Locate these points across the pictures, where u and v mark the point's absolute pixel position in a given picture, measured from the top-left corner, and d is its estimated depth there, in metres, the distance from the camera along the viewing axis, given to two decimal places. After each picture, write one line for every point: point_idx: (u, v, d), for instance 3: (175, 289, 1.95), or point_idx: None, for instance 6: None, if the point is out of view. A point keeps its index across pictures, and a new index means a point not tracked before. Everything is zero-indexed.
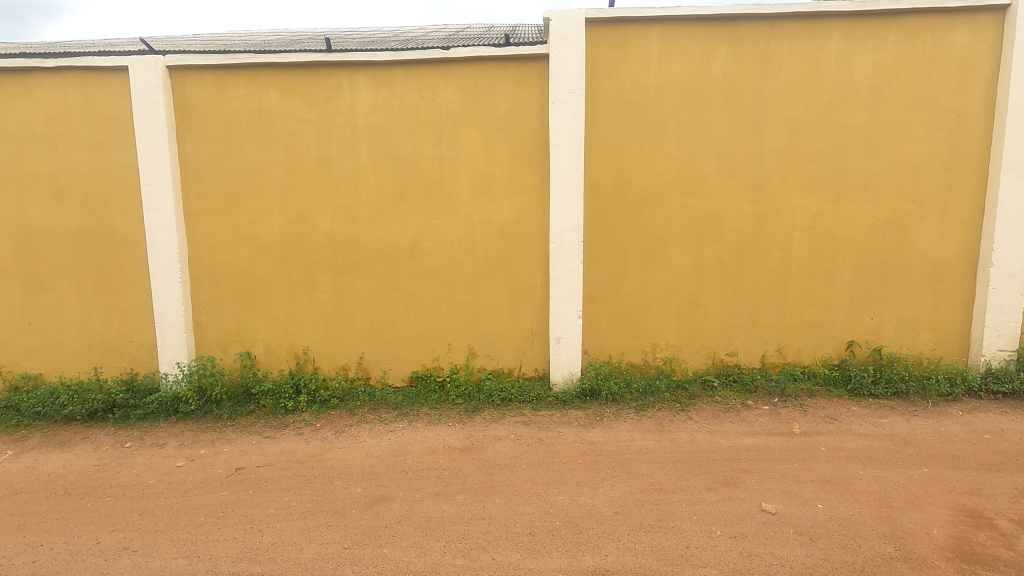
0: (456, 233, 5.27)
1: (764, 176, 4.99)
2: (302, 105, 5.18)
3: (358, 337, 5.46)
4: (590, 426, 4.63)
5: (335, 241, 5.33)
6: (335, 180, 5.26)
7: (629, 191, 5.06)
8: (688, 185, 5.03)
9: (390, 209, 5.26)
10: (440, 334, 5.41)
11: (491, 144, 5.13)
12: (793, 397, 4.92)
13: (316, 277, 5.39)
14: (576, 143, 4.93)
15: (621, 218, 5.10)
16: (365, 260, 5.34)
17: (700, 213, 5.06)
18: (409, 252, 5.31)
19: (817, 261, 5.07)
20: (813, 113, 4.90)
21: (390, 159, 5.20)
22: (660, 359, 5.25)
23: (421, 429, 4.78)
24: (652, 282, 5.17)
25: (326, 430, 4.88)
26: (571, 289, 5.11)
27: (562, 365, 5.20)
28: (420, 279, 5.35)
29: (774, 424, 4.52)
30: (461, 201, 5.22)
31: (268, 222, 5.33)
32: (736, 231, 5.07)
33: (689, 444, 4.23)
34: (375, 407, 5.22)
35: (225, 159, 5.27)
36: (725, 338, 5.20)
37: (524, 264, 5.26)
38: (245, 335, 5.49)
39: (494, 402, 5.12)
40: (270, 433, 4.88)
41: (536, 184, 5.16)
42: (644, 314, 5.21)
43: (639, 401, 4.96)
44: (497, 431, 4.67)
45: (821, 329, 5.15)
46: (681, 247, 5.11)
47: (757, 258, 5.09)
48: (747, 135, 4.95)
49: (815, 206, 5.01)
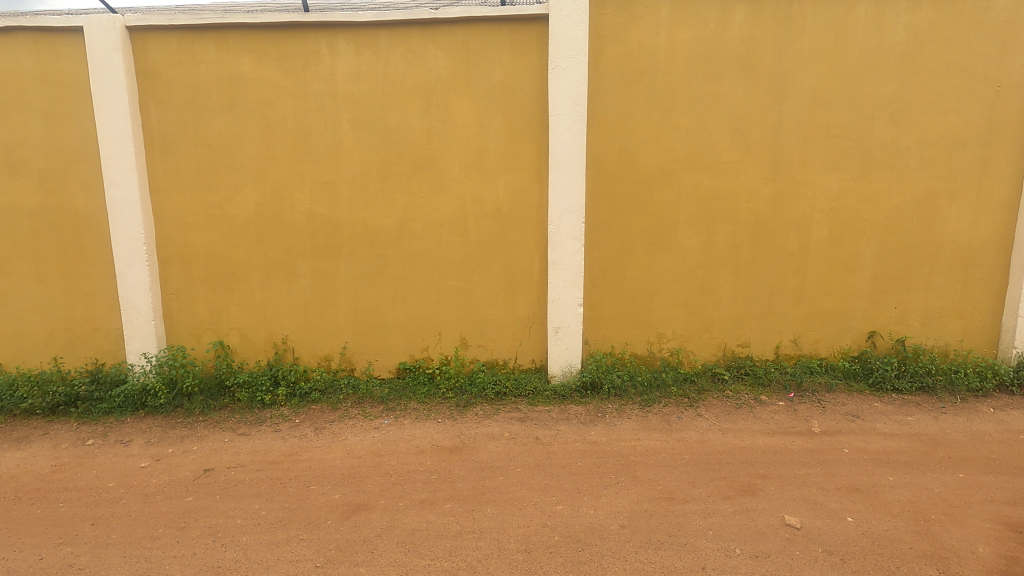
0: (447, 214, 4.85)
1: (783, 152, 4.57)
2: (276, 72, 4.71)
3: (342, 325, 5.06)
4: (591, 424, 4.27)
5: (316, 222, 4.91)
6: (315, 155, 4.81)
7: (636, 168, 4.64)
8: (700, 161, 4.61)
9: (375, 187, 4.83)
10: (430, 323, 5.02)
11: (485, 115, 4.69)
12: (810, 392, 4.55)
13: (296, 261, 4.98)
14: (578, 113, 4.49)
15: (627, 198, 4.68)
16: (348, 242, 4.92)
17: (713, 192, 4.65)
18: (396, 235, 4.90)
19: (838, 245, 4.68)
20: (838, 82, 4.46)
21: (374, 133, 4.76)
22: (666, 350, 4.88)
23: (408, 426, 4.41)
24: (659, 267, 4.77)
25: (305, 426, 4.51)
26: (571, 274, 4.71)
27: (560, 357, 4.82)
28: (408, 263, 4.94)
29: (791, 422, 4.16)
30: (452, 178, 4.79)
31: (242, 200, 4.90)
32: (751, 213, 4.66)
33: (700, 445, 3.88)
34: (360, 401, 4.85)
35: (193, 131, 4.82)
36: (737, 328, 4.83)
37: (520, 246, 4.85)
38: (220, 323, 5.09)
39: (487, 396, 4.75)
40: (244, 429, 4.51)
41: (533, 160, 4.74)
42: (650, 302, 4.83)
43: (644, 396, 4.59)
44: (490, 428, 4.30)
45: (840, 319, 4.77)
46: (691, 229, 4.71)
47: (773, 241, 4.69)
48: (765, 107, 4.52)
49: (838, 185, 4.60)
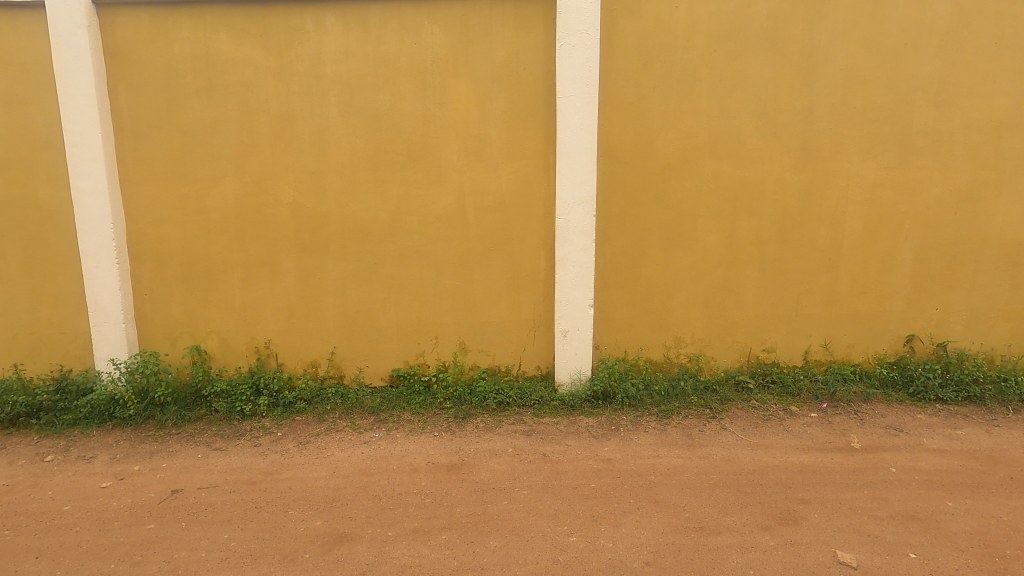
0: (444, 207, 4.43)
1: (814, 137, 4.16)
2: (257, 50, 4.29)
3: (329, 328, 4.64)
4: (604, 438, 3.85)
5: (301, 216, 4.49)
6: (300, 142, 4.40)
7: (651, 155, 4.23)
8: (721, 148, 4.20)
9: (366, 178, 4.42)
10: (426, 326, 4.59)
11: (485, 98, 4.28)
12: (844, 402, 4.13)
13: (280, 258, 4.56)
14: (589, 95, 4.08)
15: (642, 188, 4.27)
16: (336, 238, 4.51)
17: (736, 182, 4.23)
18: (388, 229, 4.48)
19: (874, 240, 4.26)
20: (875, 60, 4.05)
21: (365, 117, 4.34)
22: (684, 355, 4.46)
23: (401, 441, 3.99)
24: (677, 264, 4.36)
25: (288, 441, 4.09)
26: (580, 273, 4.29)
27: (568, 363, 4.40)
28: (401, 260, 4.52)
29: (826, 436, 3.74)
30: (451, 168, 4.38)
31: (221, 192, 4.49)
32: (778, 204, 4.25)
33: (727, 463, 3.46)
34: (348, 412, 4.42)
35: (167, 116, 4.41)
36: (762, 331, 4.41)
37: (525, 242, 4.44)
38: (197, 326, 4.66)
39: (489, 407, 4.33)
40: (221, 444, 4.09)
41: (539, 147, 4.32)
42: (667, 303, 4.41)
43: (661, 406, 4.17)
44: (492, 444, 3.88)
45: (875, 321, 4.35)
46: (713, 223, 4.29)
47: (802, 236, 4.28)
48: (795, 88, 4.11)
49: (874, 173, 4.18)
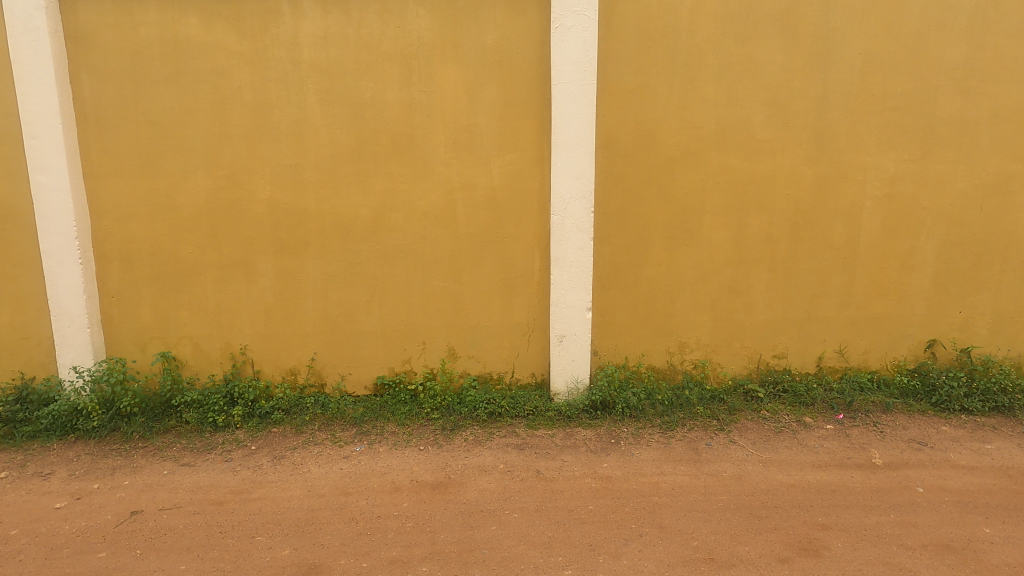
0: (432, 203, 4.13)
1: (829, 127, 3.86)
2: (229, 35, 3.99)
3: (309, 333, 4.34)
4: (603, 453, 3.56)
5: (278, 213, 4.19)
6: (276, 133, 4.09)
7: (654, 147, 3.93)
8: (729, 138, 3.90)
9: (347, 172, 4.12)
10: (412, 330, 4.29)
11: (475, 85, 3.98)
12: (862, 412, 3.83)
13: (255, 258, 4.26)
14: (586, 82, 3.78)
15: (644, 182, 3.97)
16: (316, 236, 4.20)
17: (745, 176, 3.93)
18: (372, 227, 4.18)
19: (893, 238, 3.96)
20: (895, 43, 3.75)
21: (346, 107, 4.04)
22: (689, 362, 4.16)
23: (384, 456, 3.69)
24: (681, 264, 4.06)
25: (262, 455, 3.79)
26: (577, 274, 4.00)
27: (564, 371, 4.10)
28: (386, 260, 4.21)
29: (845, 451, 3.45)
30: (438, 161, 4.08)
31: (192, 187, 4.18)
32: (790, 200, 3.95)
33: (738, 482, 3.17)
34: (329, 423, 4.12)
35: (134, 106, 4.10)
36: (773, 336, 4.11)
37: (518, 241, 4.14)
38: (167, 331, 4.35)
39: (479, 418, 4.03)
40: (189, 459, 3.79)
41: (533, 139, 4.03)
42: (671, 306, 4.11)
43: (664, 417, 3.87)
44: (482, 459, 3.59)
45: (894, 325, 4.06)
46: (720, 220, 3.99)
47: (816, 233, 3.98)
48: (808, 75, 3.81)
49: (894, 166, 3.89)
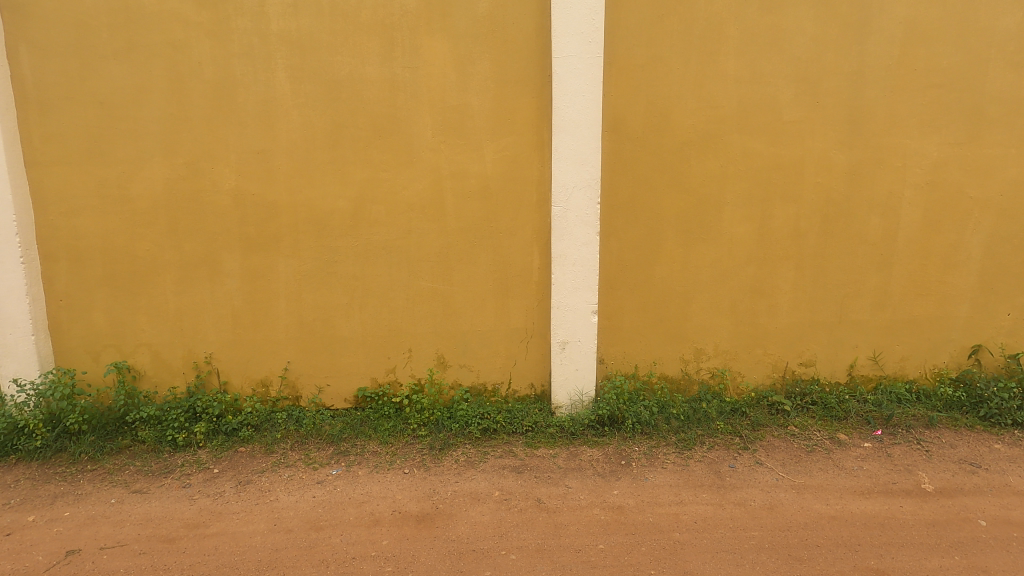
0: (418, 194, 3.68)
1: (865, 107, 3.43)
2: (187, 3, 3.52)
3: (282, 340, 3.88)
4: (613, 477, 3.13)
5: (245, 205, 3.72)
6: (241, 115, 3.63)
7: (668, 130, 3.49)
8: (753, 119, 3.46)
9: (323, 159, 3.66)
10: (397, 336, 3.84)
11: (466, 60, 3.53)
12: (902, 428, 3.41)
13: (221, 256, 3.79)
14: (593, 55, 3.33)
15: (656, 170, 3.53)
16: (288, 231, 3.75)
17: (770, 162, 3.50)
18: (351, 221, 3.72)
19: (935, 232, 3.54)
20: (940, 11, 3.32)
21: (321, 85, 3.58)
22: (706, 371, 3.73)
23: (363, 481, 3.25)
24: (697, 262, 3.62)
25: (225, 481, 3.35)
26: (582, 272, 3.55)
27: (567, 382, 3.66)
28: (367, 258, 3.76)
29: (888, 475, 3.03)
30: (425, 146, 3.63)
31: (147, 176, 3.71)
32: (820, 189, 3.52)
33: (770, 515, 2.74)
34: (303, 442, 3.67)
35: (80, 84, 3.61)
36: (799, 342, 3.68)
37: (515, 236, 3.70)
38: (123, 338, 3.88)
39: (472, 435, 3.58)
40: (141, 485, 3.34)
41: (531, 121, 3.58)
42: (686, 309, 3.67)
43: (680, 434, 3.44)
44: (475, 485, 3.15)
45: (935, 329, 3.64)
46: (741, 212, 3.56)
47: (849, 227, 3.55)
48: (842, 47, 3.37)
49: (937, 151, 3.46)
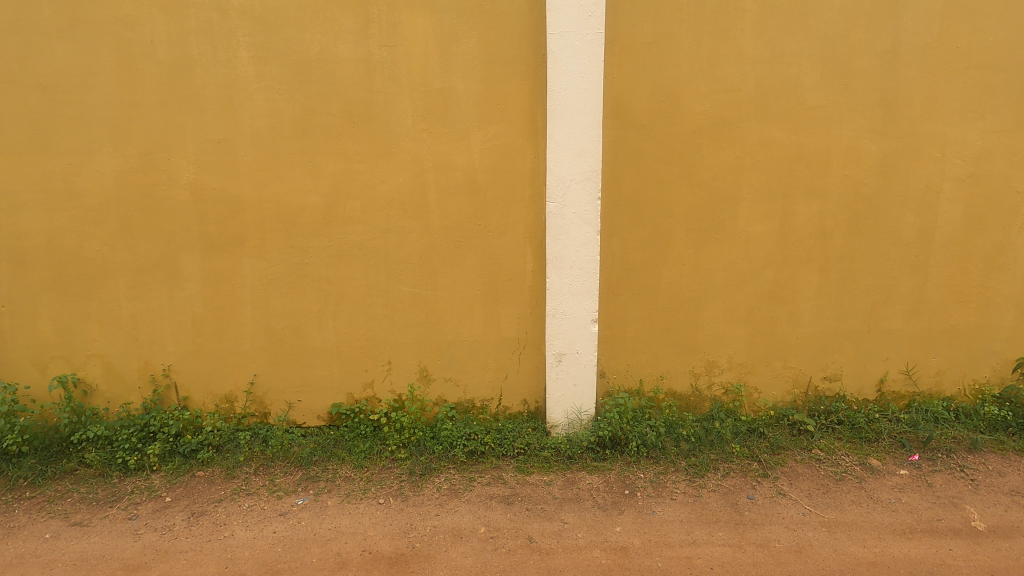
0: (398, 188, 3.30)
1: (900, 90, 3.04)
2: None
3: (248, 350, 3.49)
4: (616, 511, 2.74)
5: (206, 200, 3.34)
6: (200, 100, 3.24)
7: (677, 116, 3.10)
8: (773, 105, 3.07)
9: (292, 149, 3.28)
10: (376, 347, 3.46)
11: (451, 39, 3.14)
12: (941, 452, 3.03)
13: (179, 258, 3.40)
14: (593, 30, 2.94)
15: (664, 161, 3.14)
16: (253, 230, 3.36)
17: (793, 152, 3.11)
18: (323, 218, 3.34)
19: (976, 231, 3.16)
20: None
21: (288, 66, 3.20)
22: (719, 387, 3.35)
23: (332, 514, 2.87)
24: (710, 264, 3.24)
25: (178, 512, 2.96)
26: (581, 276, 3.16)
27: (564, 399, 3.27)
28: (341, 260, 3.38)
29: (932, 510, 2.64)
30: (405, 134, 3.24)
31: (95, 168, 3.30)
32: (848, 183, 3.13)
33: (799, 561, 2.35)
34: (269, 465, 3.29)
35: (17, 64, 3.20)
36: (824, 354, 3.30)
37: (506, 236, 3.32)
38: (71, 349, 3.47)
39: (457, 458, 3.20)
40: (82, 517, 2.95)
41: (524, 106, 3.20)
42: (697, 317, 3.29)
43: (690, 459, 3.06)
44: (458, 519, 2.76)
45: (975, 340, 3.26)
46: (760, 209, 3.17)
47: (880, 226, 3.17)
48: (875, 22, 2.99)
49: (980, 141, 3.08)
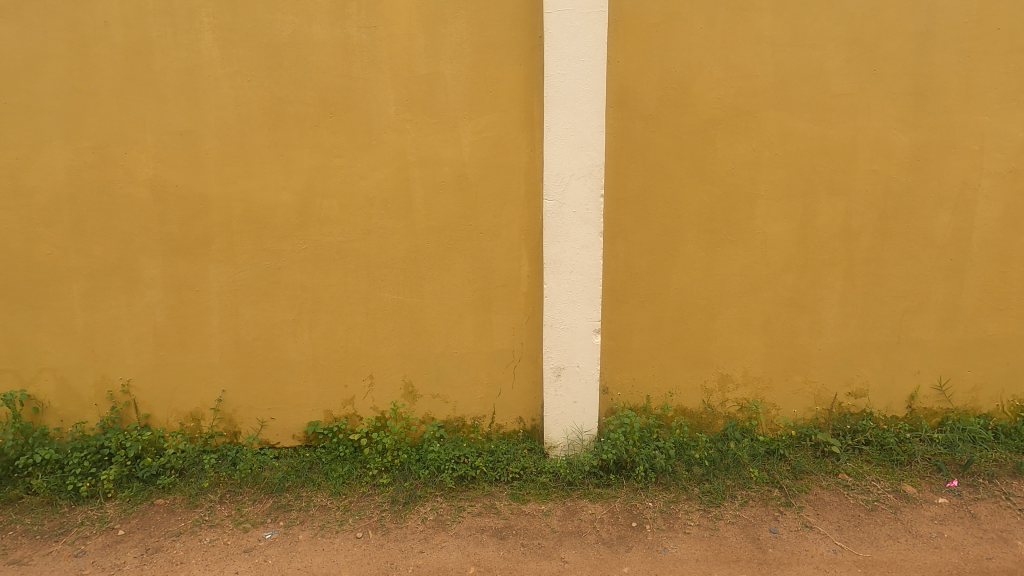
0: (380, 185, 2.99)
1: (934, 76, 2.75)
2: None
3: (215, 364, 3.17)
4: (622, 548, 2.44)
5: (169, 199, 3.02)
6: (161, 87, 2.93)
7: (688, 105, 2.80)
8: (794, 92, 2.78)
9: (262, 142, 2.96)
10: (356, 360, 3.14)
11: (438, 19, 2.84)
12: (982, 478, 2.73)
13: (138, 262, 3.08)
14: (595, 8, 2.64)
15: (673, 155, 2.84)
16: (221, 231, 3.04)
17: (816, 144, 2.82)
18: (297, 218, 3.02)
19: (1016, 231, 2.87)
20: None
21: (257, 49, 2.89)
22: (734, 403, 3.04)
23: (304, 551, 2.56)
24: (724, 269, 2.94)
25: (131, 548, 2.64)
26: (581, 282, 2.85)
27: (563, 418, 2.96)
28: (317, 264, 3.06)
29: (979, 547, 2.34)
30: (386, 125, 2.94)
31: (44, 163, 2.97)
32: (877, 178, 2.84)
33: None
34: (237, 492, 2.97)
35: None
36: (849, 367, 3.00)
37: (499, 237, 3.01)
38: (20, 362, 3.14)
39: (445, 484, 2.89)
40: (22, 554, 2.63)
41: (518, 95, 2.90)
42: (709, 327, 2.99)
43: (704, 486, 2.75)
44: (445, 559, 2.45)
45: (1014, 351, 2.97)
46: (780, 207, 2.87)
47: (911, 226, 2.88)
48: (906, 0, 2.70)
49: (1021, 132, 2.79)
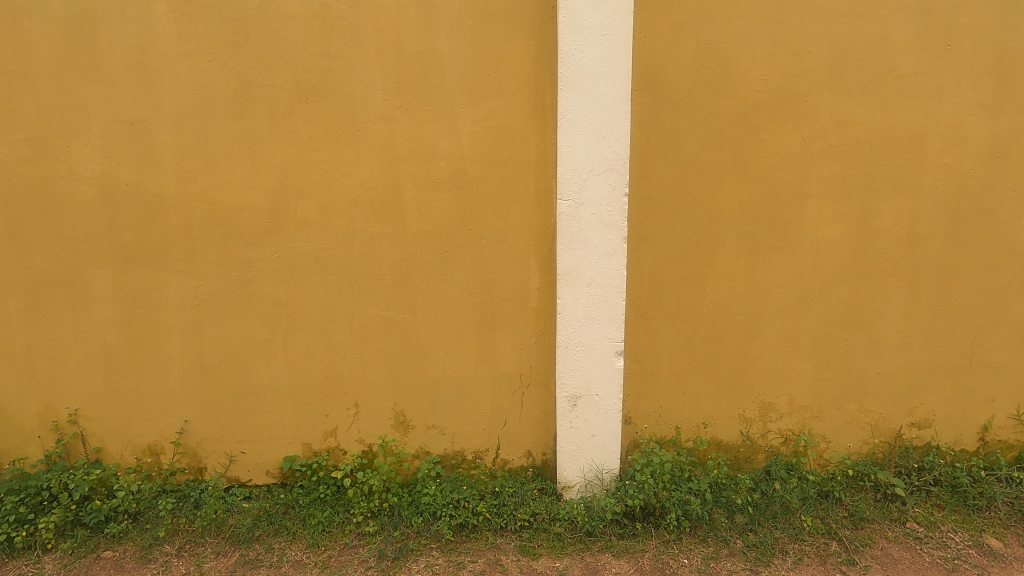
0: (365, 183, 2.56)
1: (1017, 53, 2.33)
2: None
3: (176, 391, 2.74)
4: None
5: (119, 200, 2.58)
6: (108, 69, 2.49)
7: (728, 88, 2.37)
8: (853, 72, 2.35)
9: (227, 133, 2.53)
10: (339, 386, 2.71)
11: None
12: None
13: (85, 273, 2.64)
14: None
15: (710, 147, 2.42)
16: (181, 237, 2.61)
17: (878, 134, 2.39)
18: (269, 222, 2.59)
19: None
20: None
21: (219, 24, 2.45)
22: (778, 436, 2.62)
23: None
24: (768, 280, 2.51)
25: None
26: (602, 297, 2.42)
27: (580, 455, 2.53)
28: (293, 276, 2.64)
29: None
30: (373, 113, 2.51)
31: None
32: (948, 174, 2.42)
33: None
34: (199, 543, 2.54)
35: None
36: (912, 394, 2.57)
37: (505, 244, 2.58)
38: None
39: (442, 535, 2.47)
40: None
41: (527, 77, 2.47)
42: (750, 348, 2.56)
43: (747, 539, 2.34)
44: None
45: None
46: (835, 208, 2.45)
47: (988, 229, 2.45)
48: None
49: None
